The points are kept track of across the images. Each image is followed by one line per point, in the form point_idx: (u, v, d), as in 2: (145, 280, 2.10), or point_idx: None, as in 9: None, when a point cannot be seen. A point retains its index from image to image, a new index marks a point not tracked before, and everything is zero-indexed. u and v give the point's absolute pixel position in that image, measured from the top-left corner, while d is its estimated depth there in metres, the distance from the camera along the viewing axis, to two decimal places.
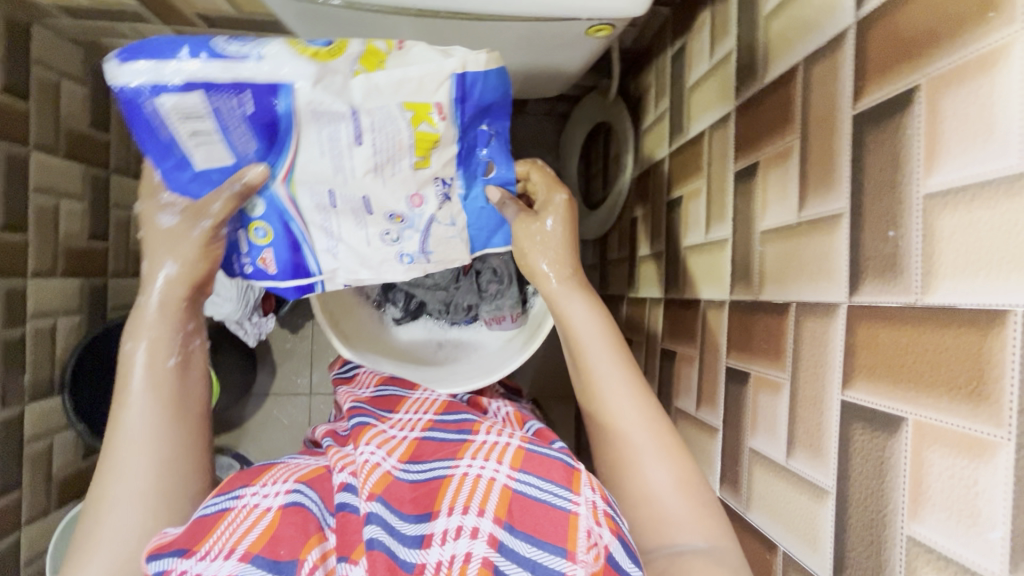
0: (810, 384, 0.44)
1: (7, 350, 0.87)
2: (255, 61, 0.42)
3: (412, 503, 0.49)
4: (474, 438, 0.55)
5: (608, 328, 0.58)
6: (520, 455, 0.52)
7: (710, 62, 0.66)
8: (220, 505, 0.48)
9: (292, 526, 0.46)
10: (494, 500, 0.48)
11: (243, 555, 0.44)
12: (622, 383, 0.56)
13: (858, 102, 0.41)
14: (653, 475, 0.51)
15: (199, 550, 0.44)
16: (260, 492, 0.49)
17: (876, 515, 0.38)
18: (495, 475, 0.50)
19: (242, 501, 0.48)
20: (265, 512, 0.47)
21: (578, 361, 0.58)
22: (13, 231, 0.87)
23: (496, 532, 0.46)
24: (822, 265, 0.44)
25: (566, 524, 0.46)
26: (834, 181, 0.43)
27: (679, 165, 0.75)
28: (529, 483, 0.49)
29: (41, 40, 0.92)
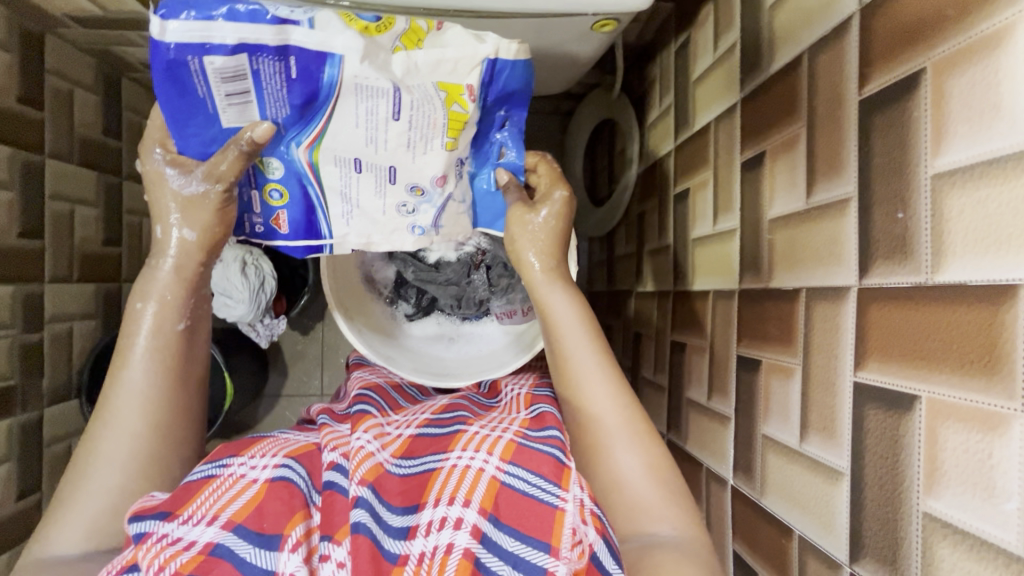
0: (822, 367, 0.45)
1: (27, 353, 0.89)
2: (308, 29, 0.44)
3: (401, 495, 0.52)
4: (466, 430, 0.57)
5: (585, 317, 0.58)
6: (508, 447, 0.54)
7: (715, 55, 0.67)
8: (208, 471, 0.52)
9: (279, 500, 0.49)
10: (480, 491, 0.50)
11: (225, 522, 0.47)
12: (597, 373, 0.56)
13: (864, 88, 0.41)
14: (622, 460, 0.53)
15: (182, 514, 0.47)
16: (248, 463, 0.53)
17: (892, 493, 0.38)
18: (484, 466, 0.52)
19: (228, 471, 0.52)
20: (250, 483, 0.51)
21: (556, 347, 0.58)
22: (30, 237, 0.89)
23: (480, 523, 0.48)
24: (831, 250, 0.44)
25: (551, 519, 0.48)
26: (841, 166, 0.43)
27: (685, 158, 0.75)
28: (517, 476, 0.51)
29: (54, 50, 0.93)
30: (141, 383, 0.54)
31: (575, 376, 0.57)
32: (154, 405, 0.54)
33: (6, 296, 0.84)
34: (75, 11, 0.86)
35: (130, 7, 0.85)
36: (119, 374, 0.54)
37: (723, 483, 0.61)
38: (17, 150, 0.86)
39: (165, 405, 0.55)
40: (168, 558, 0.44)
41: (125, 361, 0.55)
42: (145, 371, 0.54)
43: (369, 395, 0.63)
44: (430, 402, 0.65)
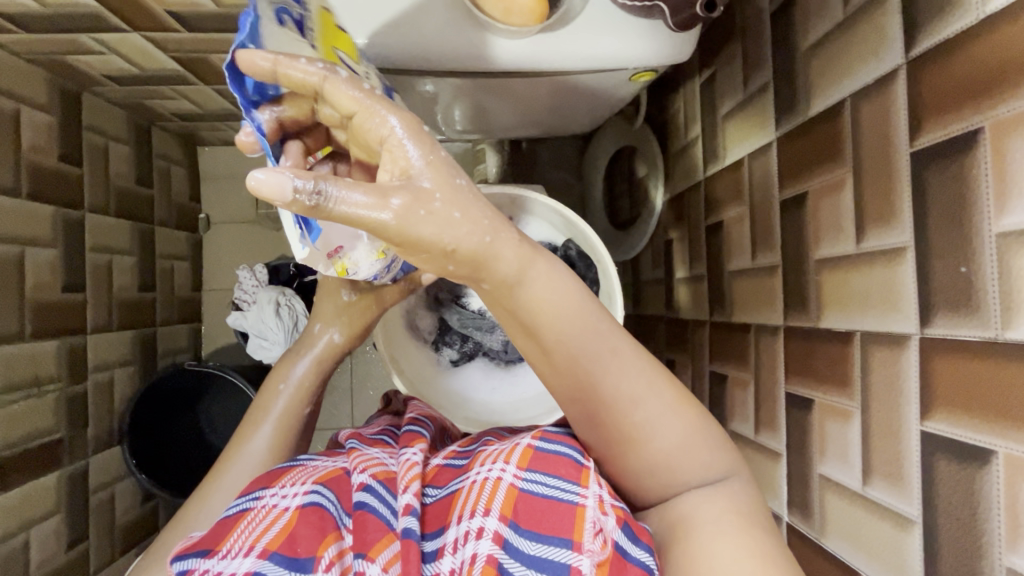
0: (884, 412, 0.45)
1: (72, 405, 0.90)
2: None
3: (426, 522, 0.49)
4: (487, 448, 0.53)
5: (574, 296, 0.44)
6: (532, 454, 0.49)
7: (744, 93, 0.68)
8: (242, 505, 0.47)
9: (311, 525, 0.44)
10: (500, 498, 0.46)
11: (262, 551, 0.43)
12: (600, 367, 0.45)
13: (915, 141, 0.42)
14: (661, 439, 0.49)
15: (222, 549, 0.43)
16: (280, 492, 0.47)
17: (971, 544, 0.38)
18: (501, 475, 0.47)
19: (261, 502, 0.47)
20: (283, 511, 0.46)
21: (545, 344, 0.44)
22: (72, 291, 0.91)
23: (501, 530, 0.44)
24: (886, 295, 0.45)
25: (572, 516, 0.45)
26: (894, 215, 0.44)
27: (717, 191, 0.76)
28: (537, 481, 0.47)
29: (89, 107, 0.96)
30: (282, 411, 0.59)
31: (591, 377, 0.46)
32: (279, 434, 0.57)
33: (51, 350, 0.86)
34: (112, 71, 0.88)
35: (164, 65, 0.87)
36: (265, 402, 0.59)
37: (778, 519, 0.61)
38: (58, 208, 0.88)
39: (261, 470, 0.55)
40: None
41: (270, 394, 0.60)
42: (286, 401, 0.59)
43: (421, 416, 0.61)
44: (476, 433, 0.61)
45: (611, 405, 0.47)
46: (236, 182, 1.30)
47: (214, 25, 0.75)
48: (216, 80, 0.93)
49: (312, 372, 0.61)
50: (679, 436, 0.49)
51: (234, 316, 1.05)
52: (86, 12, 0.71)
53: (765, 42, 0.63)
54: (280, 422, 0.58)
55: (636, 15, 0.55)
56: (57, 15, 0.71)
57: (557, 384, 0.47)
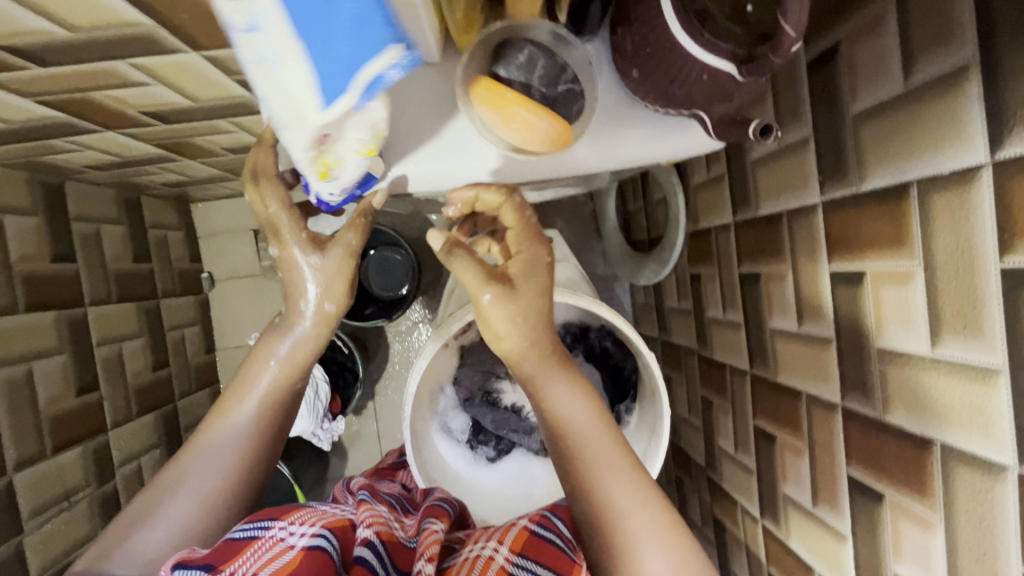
0: (973, 537, 0.42)
1: (106, 505, 0.89)
2: None
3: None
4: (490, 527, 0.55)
5: (596, 407, 0.56)
6: (524, 535, 0.52)
7: (778, 143, 0.62)
8: (252, 532, 0.48)
9: (313, 567, 0.45)
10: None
11: None
12: (613, 465, 0.53)
13: (1007, 256, 0.37)
14: (651, 560, 0.49)
15: (225, 569, 0.44)
16: (288, 527, 0.48)
17: None
18: (494, 555, 0.50)
19: (270, 533, 0.48)
20: (288, 548, 0.46)
21: (566, 442, 0.55)
22: (88, 392, 0.89)
23: None
24: (973, 415, 0.41)
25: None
26: (981, 330, 0.39)
27: (749, 240, 0.71)
28: (525, 564, 0.49)
29: (75, 195, 0.91)
30: (268, 387, 0.59)
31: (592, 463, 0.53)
32: (267, 406, 0.59)
33: (76, 458, 0.85)
34: (92, 161, 0.83)
35: (145, 151, 0.82)
36: (250, 376, 0.59)
37: None
38: (60, 311, 0.85)
39: (248, 448, 0.58)
40: None
41: (258, 364, 0.60)
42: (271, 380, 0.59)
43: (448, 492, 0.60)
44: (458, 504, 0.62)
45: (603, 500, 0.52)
46: (235, 236, 1.25)
47: (193, 115, 0.69)
48: (202, 155, 0.87)
49: (290, 359, 0.60)
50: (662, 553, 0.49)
51: None
52: (54, 123, 0.65)
53: (802, 93, 0.57)
54: (261, 399, 0.59)
55: (672, 115, 0.51)
56: (26, 129, 0.66)
57: (572, 477, 0.54)
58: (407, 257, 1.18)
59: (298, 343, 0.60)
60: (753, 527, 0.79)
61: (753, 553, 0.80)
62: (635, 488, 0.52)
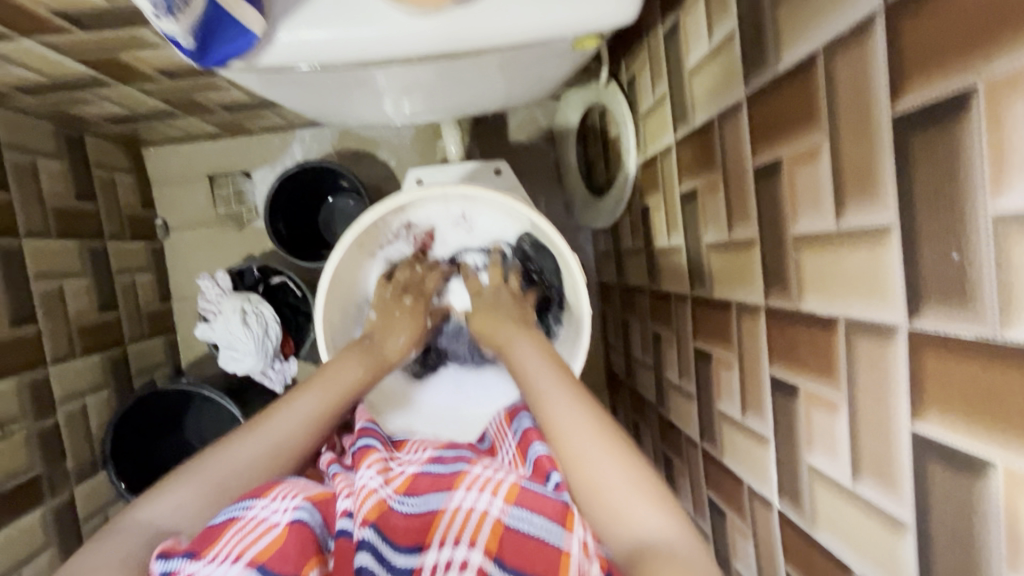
0: (872, 408, 0.41)
1: (45, 440, 0.88)
2: None
3: (405, 534, 0.51)
4: (469, 470, 0.57)
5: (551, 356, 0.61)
6: (518, 492, 0.53)
7: (709, 45, 0.61)
8: (230, 513, 0.49)
9: (296, 543, 0.47)
10: (484, 533, 0.50)
11: (249, 561, 0.45)
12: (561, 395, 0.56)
13: (897, 102, 0.36)
14: (601, 472, 0.48)
15: (206, 554, 0.45)
16: (269, 505, 0.50)
17: (968, 558, 0.34)
18: (489, 508, 0.52)
19: (250, 513, 0.49)
20: (273, 526, 0.48)
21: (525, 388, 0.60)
22: (22, 323, 0.86)
23: (485, 564, 0.48)
24: (871, 282, 0.40)
25: (557, 559, 0.48)
26: (876, 188, 0.38)
27: (687, 156, 0.70)
28: (521, 515, 0.51)
29: (6, 123, 0.88)
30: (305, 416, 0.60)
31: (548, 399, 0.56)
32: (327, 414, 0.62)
33: (11, 389, 0.83)
34: (17, 82, 0.80)
35: (74, 71, 0.79)
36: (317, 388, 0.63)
37: (768, 505, 0.59)
38: None
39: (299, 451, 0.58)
40: None
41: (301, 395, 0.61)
42: (312, 410, 0.60)
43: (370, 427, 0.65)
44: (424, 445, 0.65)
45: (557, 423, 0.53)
46: (190, 183, 1.23)
47: (111, 22, 0.66)
48: (137, 79, 0.84)
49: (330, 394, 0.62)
50: (612, 461, 0.48)
51: (201, 329, 1.00)
52: None
53: None
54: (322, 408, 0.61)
55: None
56: None
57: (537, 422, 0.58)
58: (360, 204, 1.12)
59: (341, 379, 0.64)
60: (694, 453, 0.79)
61: (695, 480, 0.80)
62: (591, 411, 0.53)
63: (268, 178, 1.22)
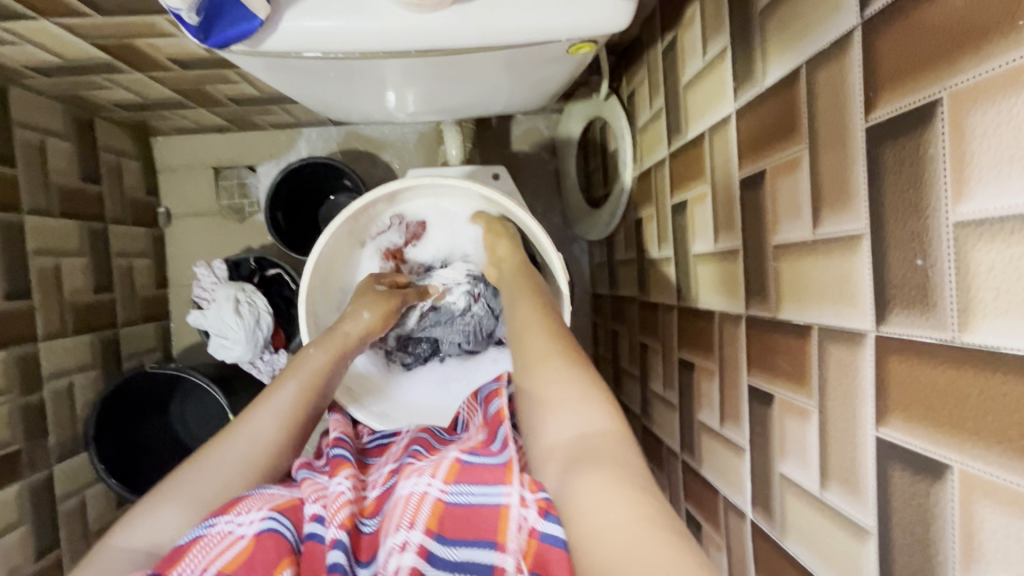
0: (841, 415, 0.42)
1: (28, 415, 0.88)
2: None
3: (371, 545, 0.49)
4: (419, 458, 0.56)
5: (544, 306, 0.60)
6: (458, 469, 0.53)
7: (703, 60, 0.63)
8: (195, 531, 0.46)
9: (268, 551, 0.46)
10: (425, 512, 0.49)
11: (217, 573, 0.43)
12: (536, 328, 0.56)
13: (870, 114, 0.37)
14: (560, 389, 0.48)
15: (171, 573, 0.43)
16: (235, 519, 0.47)
17: (925, 563, 0.34)
18: (429, 488, 0.51)
19: (215, 528, 0.46)
20: (239, 538, 0.46)
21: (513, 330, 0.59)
22: (17, 297, 0.87)
23: (427, 542, 0.47)
24: (844, 289, 0.41)
25: (497, 517, 0.48)
26: (849, 197, 0.39)
27: (679, 168, 0.72)
28: (461, 491, 0.51)
29: (19, 102, 0.90)
30: (266, 439, 0.56)
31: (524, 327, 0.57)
32: (288, 416, 0.57)
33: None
34: (32, 61, 0.82)
35: (90, 55, 0.81)
36: (274, 390, 0.58)
37: (741, 515, 0.59)
38: None
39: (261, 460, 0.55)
40: None
41: (258, 416, 0.56)
42: (273, 430, 0.56)
43: (342, 438, 0.63)
44: (391, 448, 0.64)
45: (534, 352, 0.53)
46: (194, 173, 1.24)
47: (127, 8, 0.69)
48: (150, 66, 0.87)
49: (291, 411, 0.58)
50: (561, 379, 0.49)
51: (193, 315, 1.01)
52: None
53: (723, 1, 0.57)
54: (281, 417, 0.57)
55: None
56: None
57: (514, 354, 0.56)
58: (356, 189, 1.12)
59: (304, 390, 0.59)
60: (674, 465, 0.79)
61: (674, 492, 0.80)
62: (555, 345, 0.53)
63: (272, 172, 1.24)
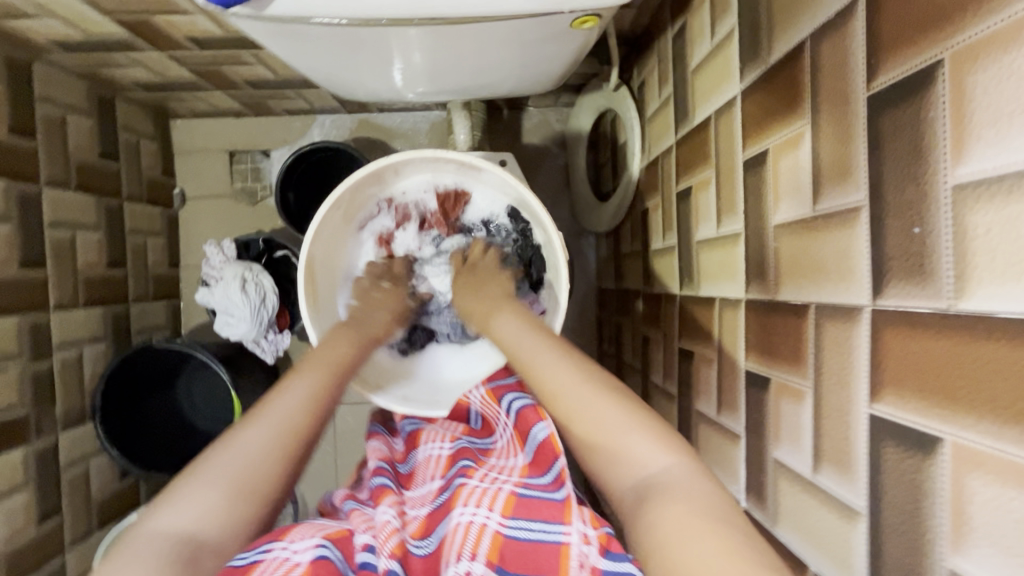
0: (835, 394, 0.41)
1: (37, 382, 0.90)
2: None
3: None
4: (467, 483, 0.54)
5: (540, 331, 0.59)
6: (513, 499, 0.51)
7: (712, 43, 0.62)
8: (251, 558, 0.46)
9: None
10: (485, 544, 0.48)
11: None
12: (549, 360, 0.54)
13: (872, 82, 0.36)
14: (608, 421, 0.48)
15: None
16: (291, 546, 0.47)
17: (914, 542, 0.33)
18: (487, 521, 0.49)
19: (272, 554, 0.46)
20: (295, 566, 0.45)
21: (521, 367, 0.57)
22: (31, 266, 0.89)
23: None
24: (841, 264, 0.40)
25: (556, 556, 0.46)
26: (850, 169, 0.39)
27: (686, 154, 0.71)
28: (520, 524, 0.49)
29: (44, 77, 0.93)
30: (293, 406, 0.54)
31: (547, 376, 0.53)
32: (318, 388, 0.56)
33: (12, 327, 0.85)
34: (55, 36, 0.84)
35: (111, 31, 0.84)
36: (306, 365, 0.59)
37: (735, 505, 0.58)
38: (12, 181, 0.86)
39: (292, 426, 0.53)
40: None
41: (277, 401, 0.54)
42: (288, 411, 0.53)
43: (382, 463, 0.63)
44: (429, 454, 0.63)
45: (556, 396, 0.52)
46: (210, 156, 1.27)
47: None
48: (168, 44, 0.88)
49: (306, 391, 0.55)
50: (628, 428, 0.47)
51: (201, 293, 1.02)
52: None
53: None
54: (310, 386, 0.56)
55: None
56: None
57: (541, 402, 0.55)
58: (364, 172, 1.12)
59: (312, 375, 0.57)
60: None
61: None
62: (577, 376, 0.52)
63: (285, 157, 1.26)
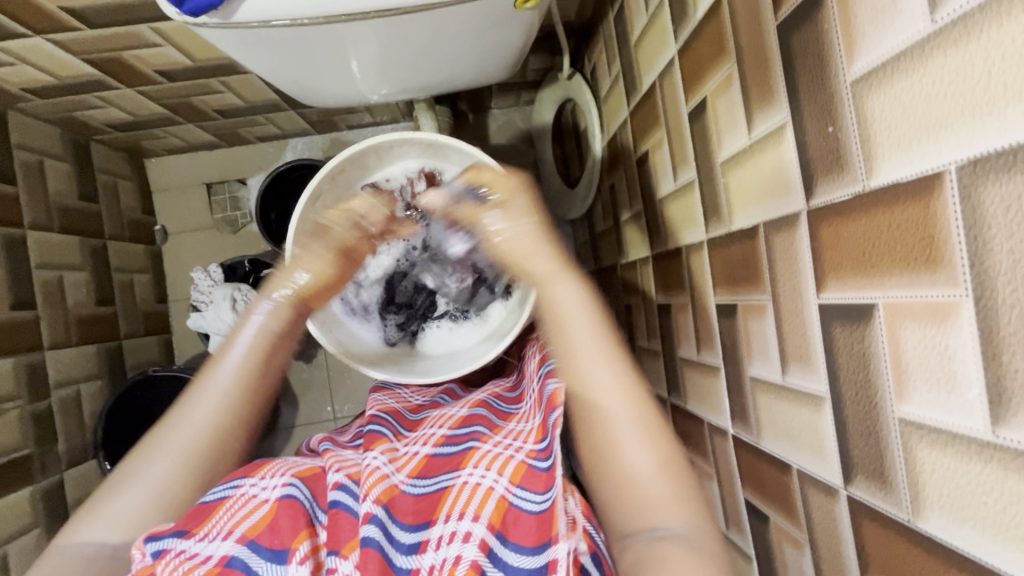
0: (791, 298, 0.44)
1: (38, 421, 0.91)
2: None
3: (413, 514, 0.50)
4: (480, 446, 0.55)
5: (595, 307, 0.55)
6: (523, 466, 0.51)
7: (648, 14, 0.67)
8: (220, 494, 0.50)
9: (288, 518, 0.47)
10: (489, 508, 0.48)
11: (241, 537, 0.47)
12: (597, 349, 0.53)
13: (779, 12, 0.41)
14: (631, 455, 0.49)
15: (198, 531, 0.47)
16: (259, 483, 0.51)
17: (869, 405, 0.37)
18: (494, 484, 0.50)
19: (240, 491, 0.50)
20: (262, 503, 0.49)
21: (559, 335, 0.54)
22: (21, 308, 0.91)
23: (488, 538, 0.47)
24: (778, 178, 0.44)
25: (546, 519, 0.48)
26: (772, 91, 0.43)
27: (639, 121, 0.76)
28: (528, 494, 0.50)
29: (18, 125, 0.96)
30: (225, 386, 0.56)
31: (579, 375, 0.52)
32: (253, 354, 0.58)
33: (8, 369, 0.86)
34: (29, 83, 0.87)
35: (81, 72, 0.87)
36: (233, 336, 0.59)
37: (724, 434, 0.61)
38: None
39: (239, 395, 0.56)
40: (185, 572, 0.44)
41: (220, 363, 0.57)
42: (215, 408, 0.55)
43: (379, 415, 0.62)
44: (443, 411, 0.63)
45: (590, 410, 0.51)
46: (188, 190, 1.29)
47: (113, 18, 0.74)
48: (138, 80, 0.92)
49: (239, 375, 0.57)
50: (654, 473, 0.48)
51: (193, 318, 1.04)
52: None
53: None
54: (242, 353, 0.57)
55: None
56: None
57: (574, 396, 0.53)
58: None
59: (244, 363, 0.57)
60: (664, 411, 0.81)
61: None
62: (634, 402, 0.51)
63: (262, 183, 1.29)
